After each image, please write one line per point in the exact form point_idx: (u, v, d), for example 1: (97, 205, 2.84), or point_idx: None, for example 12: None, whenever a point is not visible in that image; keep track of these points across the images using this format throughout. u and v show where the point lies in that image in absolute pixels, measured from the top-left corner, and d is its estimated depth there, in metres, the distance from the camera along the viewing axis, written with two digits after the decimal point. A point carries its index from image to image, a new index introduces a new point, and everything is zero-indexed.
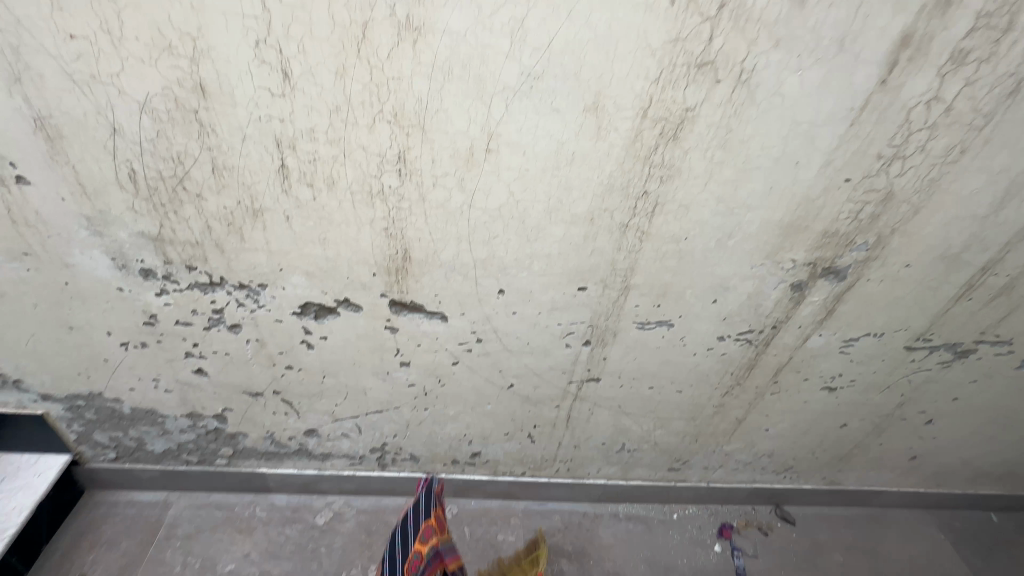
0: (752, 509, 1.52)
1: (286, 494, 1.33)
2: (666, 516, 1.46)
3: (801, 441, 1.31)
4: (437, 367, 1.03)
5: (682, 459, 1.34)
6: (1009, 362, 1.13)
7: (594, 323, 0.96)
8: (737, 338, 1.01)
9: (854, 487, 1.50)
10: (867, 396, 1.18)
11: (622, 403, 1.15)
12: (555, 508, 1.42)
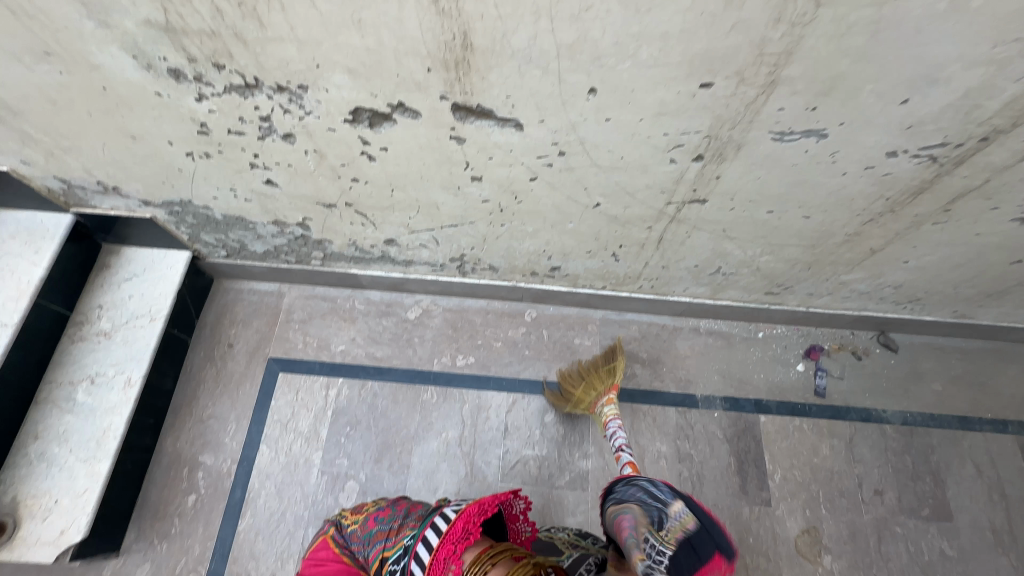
0: (850, 333, 1.42)
1: (379, 292, 1.44)
2: (751, 334, 1.41)
3: (946, 275, 1.09)
4: (512, 184, 0.90)
5: (785, 284, 1.20)
6: None
7: (715, 133, 0.73)
8: (916, 154, 0.74)
9: (989, 322, 1.31)
10: None
11: (728, 228, 0.98)
12: (633, 319, 1.42)
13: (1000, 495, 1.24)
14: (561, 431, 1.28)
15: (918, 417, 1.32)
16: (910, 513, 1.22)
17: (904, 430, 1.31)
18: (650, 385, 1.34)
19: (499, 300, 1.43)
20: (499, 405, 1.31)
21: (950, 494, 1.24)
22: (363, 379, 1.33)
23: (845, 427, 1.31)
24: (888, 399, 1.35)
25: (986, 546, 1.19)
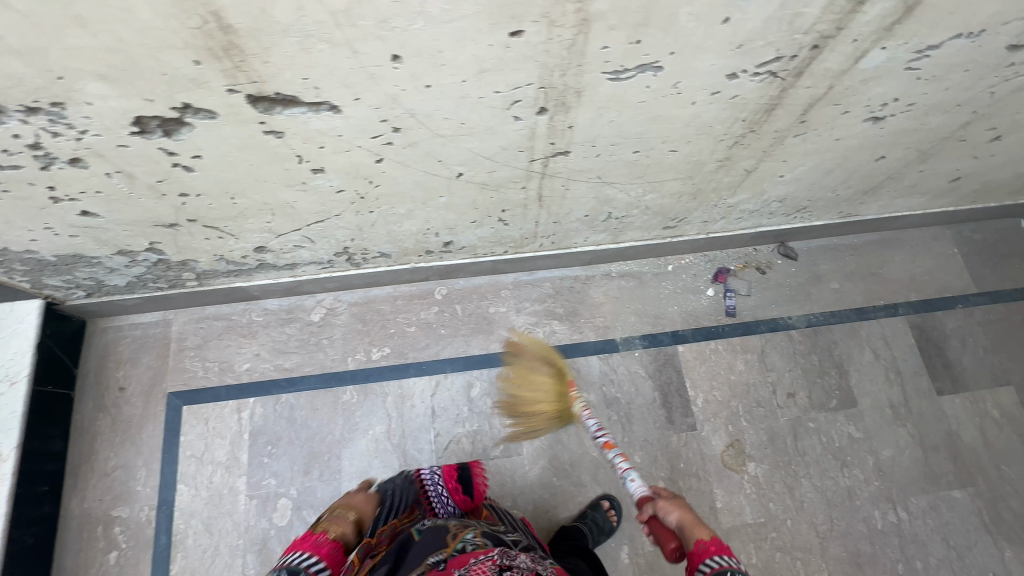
0: (753, 250, 1.45)
1: (276, 299, 1.34)
2: (661, 269, 1.42)
3: (822, 181, 1.11)
4: (360, 169, 0.82)
5: (679, 217, 1.20)
6: None
7: (547, 83, 0.67)
8: (756, 72, 0.71)
9: (873, 216, 1.37)
10: (923, 122, 0.91)
11: (602, 174, 0.94)
12: (545, 276, 1.40)
13: (895, 374, 1.35)
14: (489, 402, 1.28)
15: (821, 318, 1.40)
16: (820, 407, 1.31)
17: (809, 333, 1.38)
18: (571, 339, 1.35)
19: (406, 283, 1.37)
20: (422, 390, 1.28)
21: (853, 382, 1.34)
22: (276, 394, 1.26)
23: (757, 341, 1.36)
24: (793, 306, 1.41)
25: (886, 422, 1.31)
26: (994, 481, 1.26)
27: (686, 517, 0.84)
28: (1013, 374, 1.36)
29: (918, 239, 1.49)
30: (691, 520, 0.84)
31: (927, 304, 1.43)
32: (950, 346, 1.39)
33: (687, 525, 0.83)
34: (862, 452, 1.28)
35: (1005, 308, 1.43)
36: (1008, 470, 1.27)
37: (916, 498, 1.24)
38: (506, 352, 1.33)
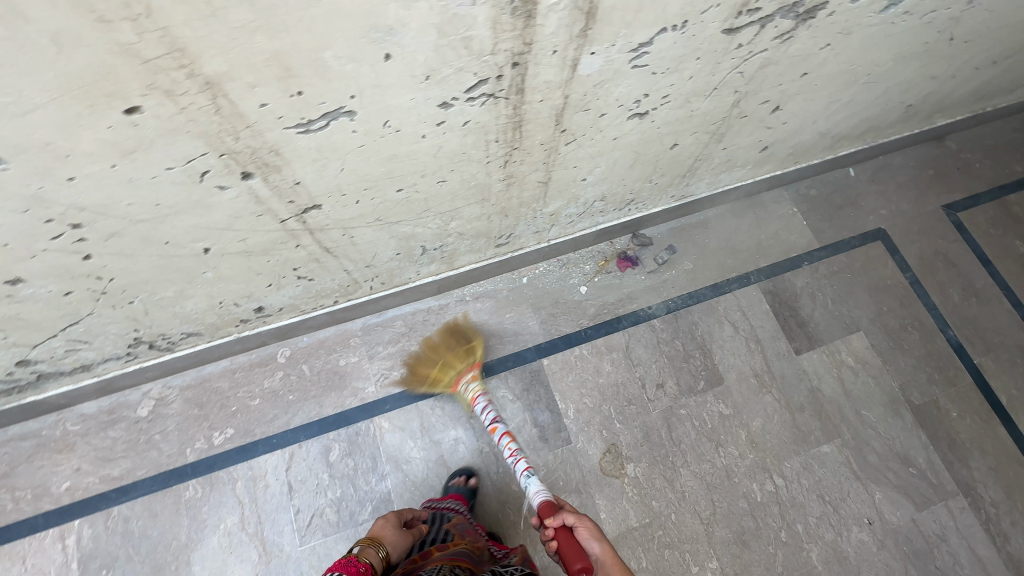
0: (605, 245, 1.44)
1: (94, 401, 1.19)
2: (515, 283, 1.38)
3: (631, 175, 1.09)
4: (70, 268, 0.71)
5: (505, 234, 1.15)
6: (871, 7, 0.80)
7: (225, 148, 0.59)
8: (469, 98, 0.66)
9: (707, 193, 1.38)
10: (691, 108, 0.90)
11: (381, 216, 0.87)
12: (395, 314, 1.32)
13: (756, 342, 1.37)
14: (351, 463, 1.19)
15: (679, 301, 1.40)
16: (689, 392, 1.31)
17: (669, 319, 1.38)
18: (431, 376, 1.28)
19: (242, 353, 1.25)
20: (276, 466, 1.18)
21: (717, 359, 1.35)
22: (105, 509, 1.12)
23: (620, 338, 1.35)
24: (650, 294, 1.40)
25: (753, 392, 1.32)
26: (857, 427, 1.31)
27: (607, 553, 0.78)
28: (861, 320, 1.42)
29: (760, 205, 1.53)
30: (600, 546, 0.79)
31: (776, 268, 1.46)
32: (802, 304, 1.42)
33: (607, 563, 0.77)
34: (734, 428, 1.29)
35: (846, 257, 1.49)
36: (867, 414, 1.32)
37: (790, 462, 1.27)
38: (363, 405, 1.24)
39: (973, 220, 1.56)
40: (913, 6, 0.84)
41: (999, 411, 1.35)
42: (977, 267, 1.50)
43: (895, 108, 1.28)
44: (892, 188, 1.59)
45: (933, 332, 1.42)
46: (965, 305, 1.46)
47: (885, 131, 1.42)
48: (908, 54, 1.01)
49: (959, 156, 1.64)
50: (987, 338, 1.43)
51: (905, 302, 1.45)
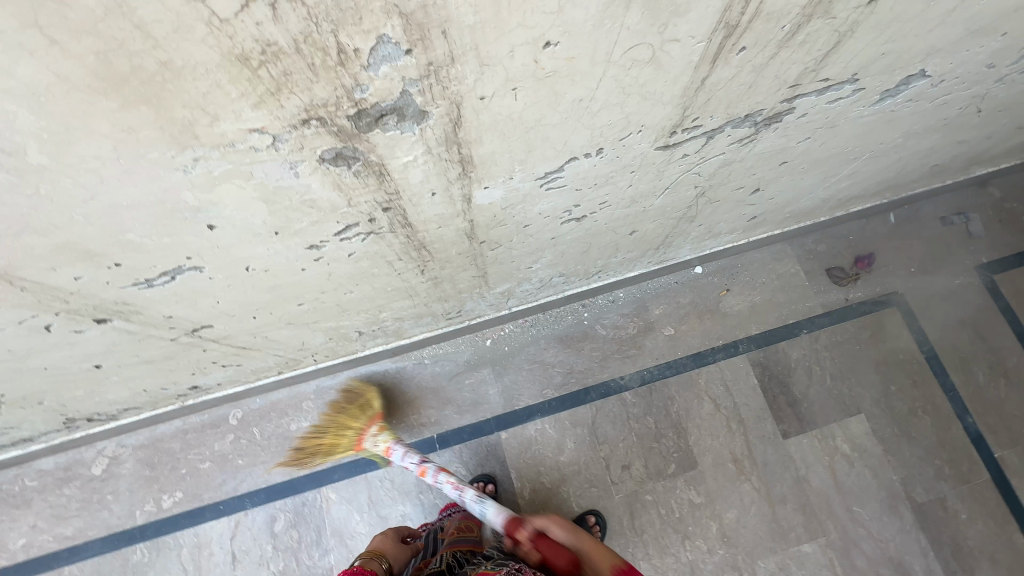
0: (578, 306, 1.33)
1: (50, 458, 1.20)
2: (479, 346, 1.30)
3: (589, 257, 0.98)
4: None
5: (453, 311, 1.06)
6: (859, 103, 0.65)
7: (57, 308, 0.53)
8: (344, 238, 0.57)
9: (691, 255, 1.25)
10: (642, 205, 0.78)
11: (292, 321, 0.81)
12: (350, 377, 1.27)
13: (738, 422, 1.25)
14: (296, 535, 1.16)
15: (656, 371, 1.29)
16: (658, 475, 1.21)
17: (643, 392, 1.27)
18: None
19: (195, 414, 1.23)
20: (221, 534, 1.16)
21: (692, 440, 1.24)
22: (56, 568, 1.14)
23: (586, 411, 1.25)
24: (625, 363, 1.29)
25: (729, 479, 1.21)
26: (846, 526, 1.18)
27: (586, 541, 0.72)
28: (863, 401, 1.27)
29: (757, 262, 1.38)
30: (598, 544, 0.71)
31: (768, 337, 1.32)
32: (795, 379, 1.29)
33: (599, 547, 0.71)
34: (704, 518, 1.18)
35: (852, 326, 1.33)
36: (860, 510, 1.19)
37: (764, 561, 1.16)
38: (311, 474, 1.21)
39: (1011, 285, 1.37)
40: (918, 94, 0.68)
41: (1018, 515, 1.19)
42: (1010, 342, 1.32)
43: (918, 169, 1.09)
44: (915, 245, 1.40)
45: (948, 418, 1.26)
46: (989, 387, 1.28)
47: (908, 187, 1.24)
48: (924, 130, 0.84)
49: (1001, 207, 1.44)
50: (1014, 427, 1.25)
51: (917, 381, 1.29)
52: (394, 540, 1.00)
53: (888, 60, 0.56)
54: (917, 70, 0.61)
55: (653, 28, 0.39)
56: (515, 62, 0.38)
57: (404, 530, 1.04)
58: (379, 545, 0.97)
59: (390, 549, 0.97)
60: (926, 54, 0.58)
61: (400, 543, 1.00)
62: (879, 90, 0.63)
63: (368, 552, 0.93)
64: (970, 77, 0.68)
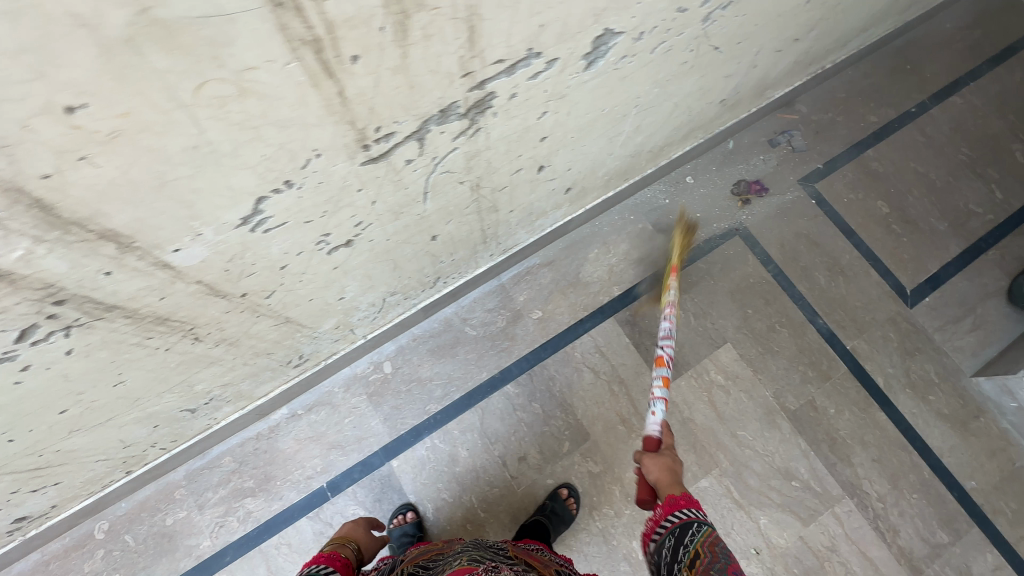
0: (443, 314, 1.32)
1: None
2: (350, 381, 1.26)
3: (408, 269, 0.96)
4: None
5: (293, 358, 1.01)
6: (567, 71, 0.66)
7: None
8: (37, 340, 0.52)
9: (533, 237, 1.26)
10: (414, 214, 0.76)
11: (76, 427, 0.73)
12: (220, 452, 1.19)
13: (619, 384, 1.28)
14: None
15: (533, 356, 1.30)
16: (555, 457, 1.23)
17: (524, 380, 1.28)
18: (272, 511, 1.16)
19: (53, 540, 1.11)
20: None
21: (580, 414, 1.26)
22: None
23: (473, 415, 1.24)
24: (501, 357, 1.29)
25: (621, 440, 1.24)
26: (734, 452, 1.24)
27: (663, 474, 0.85)
28: (726, 331, 1.34)
29: (607, 225, 1.41)
30: (666, 474, 0.85)
31: (631, 294, 1.36)
32: (663, 327, 1.33)
33: (663, 480, 0.85)
34: (606, 484, 1.21)
35: (703, 264, 1.39)
36: (743, 433, 1.26)
37: None
38: (201, 564, 1.13)
39: (831, 189, 1.48)
40: (628, 50, 0.70)
41: (877, 396, 1.30)
42: (841, 242, 1.43)
43: (707, 107, 1.15)
44: (744, 173, 1.48)
45: (802, 325, 1.35)
46: (831, 287, 1.38)
47: (713, 124, 1.30)
48: (672, 76, 0.88)
49: (809, 120, 1.55)
50: (858, 318, 1.36)
51: (769, 299, 1.37)
52: (364, 528, 1.05)
53: (556, 28, 0.57)
54: (601, 30, 0.62)
55: (203, 64, 0.36)
56: (45, 133, 0.34)
57: (370, 519, 1.08)
58: (349, 532, 1.02)
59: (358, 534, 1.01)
60: (596, 15, 0.59)
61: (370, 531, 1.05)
62: (576, 56, 0.64)
63: (335, 539, 0.96)
64: (669, 24, 0.71)
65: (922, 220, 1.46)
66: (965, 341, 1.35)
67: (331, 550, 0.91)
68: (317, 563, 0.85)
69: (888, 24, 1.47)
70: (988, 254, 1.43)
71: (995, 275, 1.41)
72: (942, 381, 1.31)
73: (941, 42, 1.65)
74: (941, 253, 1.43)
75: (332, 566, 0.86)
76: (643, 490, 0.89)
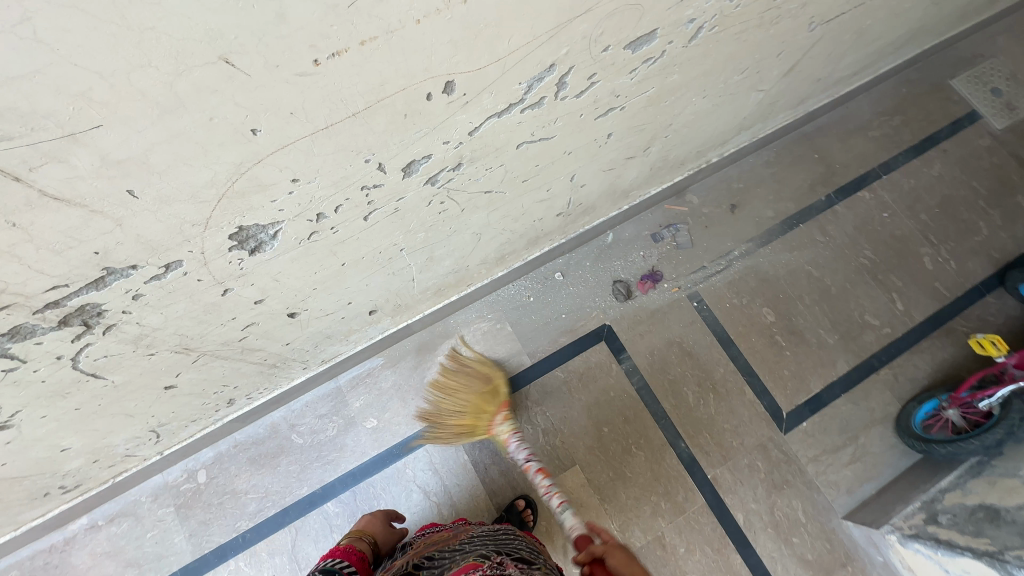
0: (269, 419, 1.23)
1: None
2: (158, 491, 1.17)
3: (161, 409, 0.87)
4: None
5: (50, 490, 0.93)
6: (215, 263, 0.57)
7: None
8: None
9: (360, 345, 1.17)
10: (95, 387, 0.68)
11: None
12: (9, 564, 1.11)
13: (448, 506, 1.18)
14: None
15: (361, 471, 1.20)
16: None
17: (347, 498, 1.18)
18: None
19: None
20: None
21: None
22: None
23: (285, 536, 1.15)
24: (326, 470, 1.20)
25: None
26: None
27: (647, 561, 0.67)
28: (577, 450, 1.23)
29: (461, 324, 1.31)
30: (654, 560, 0.68)
31: None
32: None
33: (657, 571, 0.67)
34: None
35: (562, 373, 1.29)
36: None
37: None
38: None
39: (713, 293, 1.37)
40: (311, 230, 0.61)
41: (733, 534, 1.18)
42: (716, 353, 1.31)
43: (541, 221, 1.05)
44: (621, 270, 1.37)
45: (661, 448, 1.24)
46: (699, 405, 1.27)
47: (568, 228, 1.20)
48: (436, 222, 0.78)
49: (701, 211, 1.43)
50: (724, 443, 1.24)
51: (629, 417, 1.26)
52: (383, 521, 1.03)
53: (130, 248, 0.47)
54: (233, 228, 0.53)
55: None
56: None
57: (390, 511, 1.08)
58: (366, 526, 1.02)
59: (375, 529, 1.01)
60: (203, 225, 0.50)
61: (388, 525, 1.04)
62: (212, 252, 0.55)
63: (353, 531, 0.98)
64: (363, 199, 0.61)
65: (810, 332, 1.34)
66: (841, 475, 1.22)
67: (347, 544, 0.92)
68: (332, 558, 0.87)
69: (783, 117, 1.36)
70: (878, 374, 1.30)
71: (883, 399, 1.28)
72: (809, 521, 1.18)
73: (854, 129, 1.53)
74: (826, 371, 1.30)
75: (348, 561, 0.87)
76: (604, 570, 0.69)
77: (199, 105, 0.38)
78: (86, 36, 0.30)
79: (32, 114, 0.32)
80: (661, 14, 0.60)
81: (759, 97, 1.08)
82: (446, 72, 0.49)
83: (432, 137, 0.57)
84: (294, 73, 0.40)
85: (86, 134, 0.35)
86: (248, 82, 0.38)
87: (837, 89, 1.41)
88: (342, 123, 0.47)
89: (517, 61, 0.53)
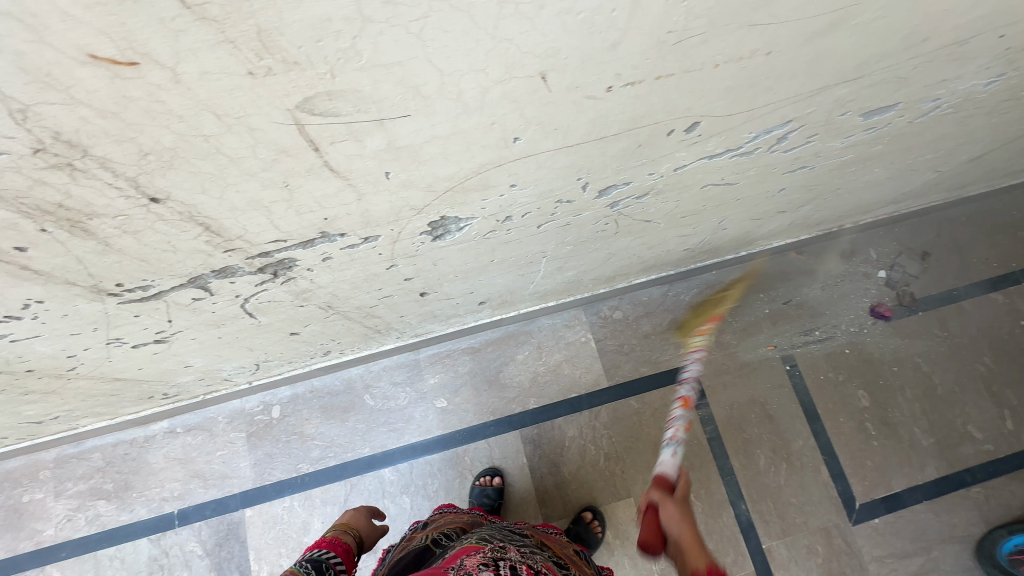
0: (347, 374, 1.26)
1: None
2: (235, 415, 1.22)
3: (273, 349, 0.90)
4: None
5: (152, 396, 0.99)
6: (402, 242, 0.57)
7: None
8: None
9: (451, 328, 1.17)
10: (243, 324, 0.70)
11: None
12: (94, 445, 1.19)
13: None
14: None
15: (422, 446, 1.22)
16: None
17: (403, 469, 1.20)
18: (118, 522, 1.16)
19: None
20: None
21: None
22: None
23: (340, 488, 1.19)
24: (389, 437, 1.23)
25: None
26: None
27: (688, 533, 0.63)
28: (634, 483, 1.21)
29: (547, 329, 1.30)
30: (693, 534, 0.63)
31: (547, 411, 1.25)
32: (567, 459, 1.22)
33: (686, 542, 0.63)
34: None
35: (636, 402, 1.26)
36: None
37: None
38: (37, 551, 1.13)
39: (810, 361, 1.30)
40: (491, 228, 0.60)
41: None
42: (799, 423, 1.26)
43: (668, 252, 1.01)
44: (719, 313, 1.33)
45: (719, 505, 1.20)
46: (769, 472, 1.22)
47: (684, 262, 1.16)
48: (588, 238, 0.77)
49: (816, 273, 1.35)
50: (787, 516, 1.20)
51: (694, 464, 1.23)
52: (367, 516, 0.95)
53: (352, 220, 0.48)
54: (437, 217, 0.53)
55: None
56: None
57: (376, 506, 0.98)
58: (350, 520, 0.93)
59: (360, 524, 0.92)
60: (416, 210, 0.50)
61: (373, 520, 0.95)
62: (407, 233, 0.55)
63: (338, 523, 0.90)
64: (548, 210, 0.60)
65: (904, 427, 1.26)
66: None
67: (332, 536, 0.86)
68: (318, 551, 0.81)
69: (935, 197, 1.26)
70: (969, 489, 1.22)
71: (968, 518, 1.20)
72: None
73: (1003, 225, 1.41)
74: (912, 473, 1.23)
75: (336, 554, 0.82)
76: (651, 536, 0.67)
77: (492, 111, 0.37)
78: (456, 39, 0.29)
79: (368, 98, 0.32)
80: (916, 90, 0.55)
81: (933, 175, 1.00)
82: (700, 114, 0.47)
83: (644, 167, 0.55)
84: (585, 96, 0.38)
85: (392, 121, 0.35)
86: (546, 97, 0.37)
87: (1002, 181, 1.30)
88: (588, 143, 0.46)
89: (763, 114, 0.51)
